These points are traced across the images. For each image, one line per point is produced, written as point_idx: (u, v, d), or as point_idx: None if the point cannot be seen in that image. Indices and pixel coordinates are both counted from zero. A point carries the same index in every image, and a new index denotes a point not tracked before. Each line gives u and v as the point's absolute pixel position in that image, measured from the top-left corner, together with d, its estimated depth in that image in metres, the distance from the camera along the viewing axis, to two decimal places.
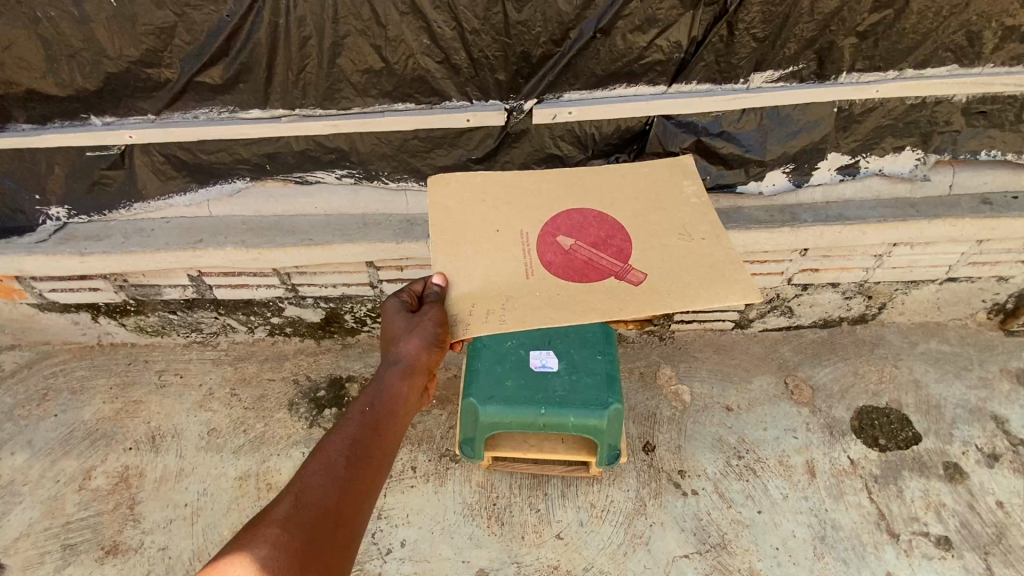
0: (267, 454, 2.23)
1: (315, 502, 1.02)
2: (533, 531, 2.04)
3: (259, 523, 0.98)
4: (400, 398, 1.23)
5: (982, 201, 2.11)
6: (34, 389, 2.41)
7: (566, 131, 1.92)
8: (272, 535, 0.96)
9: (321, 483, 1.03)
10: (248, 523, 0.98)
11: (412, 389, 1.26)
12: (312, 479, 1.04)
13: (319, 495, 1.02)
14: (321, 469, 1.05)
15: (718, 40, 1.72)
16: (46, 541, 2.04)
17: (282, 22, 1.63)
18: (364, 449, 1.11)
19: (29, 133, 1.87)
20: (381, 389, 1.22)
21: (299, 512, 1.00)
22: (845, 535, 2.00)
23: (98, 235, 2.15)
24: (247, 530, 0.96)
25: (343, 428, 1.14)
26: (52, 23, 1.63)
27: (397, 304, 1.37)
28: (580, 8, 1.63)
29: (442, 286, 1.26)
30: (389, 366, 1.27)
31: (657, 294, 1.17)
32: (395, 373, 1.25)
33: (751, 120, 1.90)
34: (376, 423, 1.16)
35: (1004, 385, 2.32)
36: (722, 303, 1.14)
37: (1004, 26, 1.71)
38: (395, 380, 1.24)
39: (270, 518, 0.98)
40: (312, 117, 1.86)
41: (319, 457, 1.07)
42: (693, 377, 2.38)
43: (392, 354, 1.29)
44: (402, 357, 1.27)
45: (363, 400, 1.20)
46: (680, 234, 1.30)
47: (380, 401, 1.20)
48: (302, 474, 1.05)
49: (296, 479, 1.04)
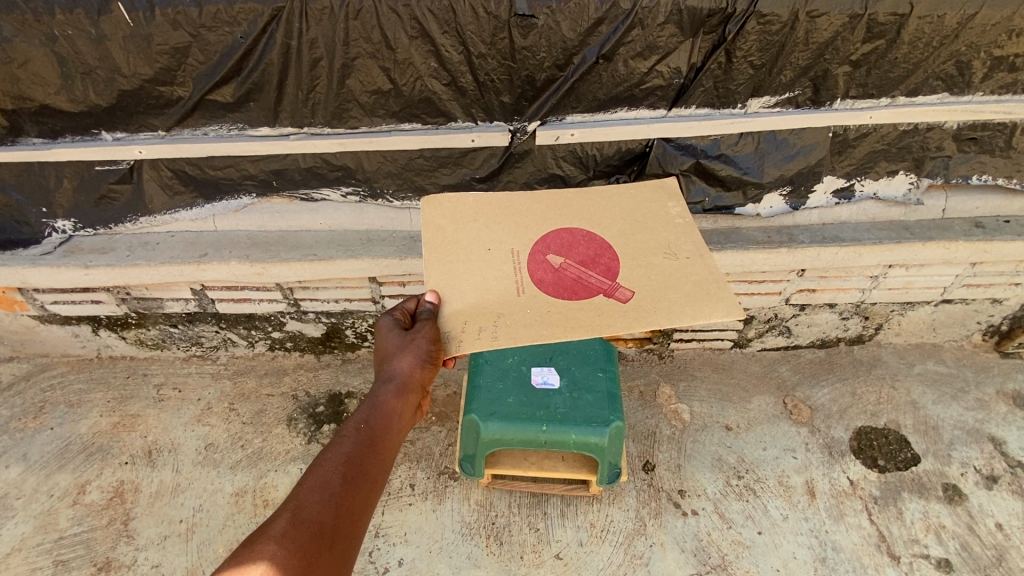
0: (264, 470, 2.21)
1: (312, 518, 1.01)
2: (532, 550, 2.02)
3: (256, 541, 0.97)
4: (395, 415, 1.23)
5: (975, 225, 2.15)
6: (31, 402, 2.39)
7: (568, 152, 1.96)
8: (271, 551, 0.96)
9: (319, 500, 1.04)
10: (244, 542, 0.97)
11: (407, 405, 1.26)
12: (309, 497, 1.04)
13: (317, 512, 1.02)
14: (318, 486, 1.05)
15: (717, 66, 1.76)
16: (38, 557, 2.01)
17: (295, 44, 1.67)
18: (361, 466, 1.11)
19: (40, 147, 1.90)
20: (378, 406, 1.23)
21: (297, 528, 1.00)
22: (845, 557, 2.00)
23: (104, 248, 2.16)
24: (244, 549, 0.96)
25: (339, 445, 1.13)
26: (68, 41, 1.66)
27: (390, 322, 1.38)
28: (584, 35, 1.68)
29: (436, 304, 1.27)
30: (385, 380, 1.28)
31: (644, 311, 1.18)
32: (392, 389, 1.26)
33: (749, 143, 1.94)
34: (373, 439, 1.16)
35: (1001, 407, 2.34)
36: (706, 320, 1.15)
37: (993, 57, 1.76)
38: (393, 395, 1.25)
39: (267, 535, 0.98)
40: (319, 135, 1.89)
41: (316, 474, 1.07)
42: (692, 397, 2.39)
43: (387, 369, 1.30)
44: (396, 374, 1.28)
45: (357, 417, 1.20)
46: (665, 252, 1.32)
47: (376, 418, 1.20)
48: (299, 490, 1.05)
49: (293, 496, 1.04)
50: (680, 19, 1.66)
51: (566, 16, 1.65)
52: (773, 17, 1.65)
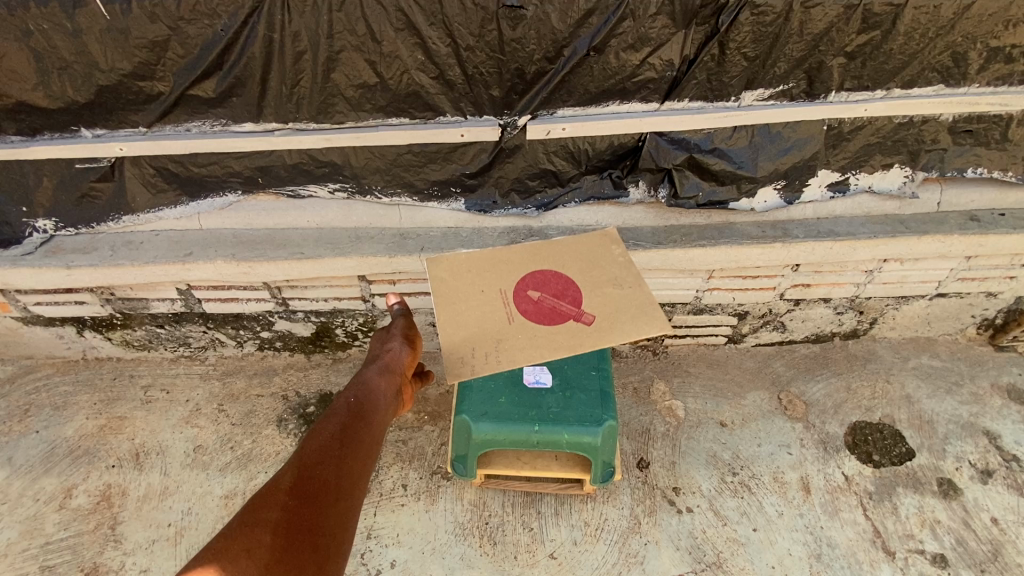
0: (254, 472, 2.18)
1: (317, 476, 0.99)
2: (526, 550, 2.01)
3: (264, 496, 0.94)
4: (382, 394, 1.24)
5: (970, 219, 2.13)
6: (15, 405, 2.35)
7: (560, 147, 1.93)
8: (281, 503, 0.93)
9: (322, 458, 1.01)
10: (252, 498, 0.93)
11: (391, 388, 1.28)
12: (313, 455, 1.01)
13: (321, 469, 1.00)
14: (320, 446, 1.04)
15: (710, 58, 1.73)
16: (24, 563, 1.98)
17: (277, 36, 1.63)
18: (358, 432, 1.10)
19: (18, 145, 1.85)
20: (365, 384, 1.24)
21: (303, 483, 0.97)
22: (841, 552, 1.99)
23: (86, 248, 2.11)
24: (252, 503, 0.92)
25: (334, 414, 1.12)
26: (44, 35, 1.61)
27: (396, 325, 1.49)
28: (574, 26, 1.64)
29: (388, 363, 1.33)
30: (370, 367, 1.31)
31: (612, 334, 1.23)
32: (375, 372, 1.29)
33: (743, 137, 1.91)
34: (366, 411, 1.16)
35: (995, 401, 2.33)
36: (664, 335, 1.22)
37: (989, 47, 1.73)
38: (377, 377, 1.28)
39: (275, 489, 0.95)
40: (305, 131, 1.85)
41: (316, 437, 1.06)
42: (687, 393, 2.37)
43: (372, 361, 1.35)
44: (381, 365, 1.32)
45: (348, 392, 1.20)
46: (615, 283, 1.35)
47: (366, 393, 1.21)
48: (302, 451, 1.03)
49: (296, 456, 1.01)
50: (672, 10, 1.62)
51: (555, 7, 1.61)
52: (767, 8, 1.61)
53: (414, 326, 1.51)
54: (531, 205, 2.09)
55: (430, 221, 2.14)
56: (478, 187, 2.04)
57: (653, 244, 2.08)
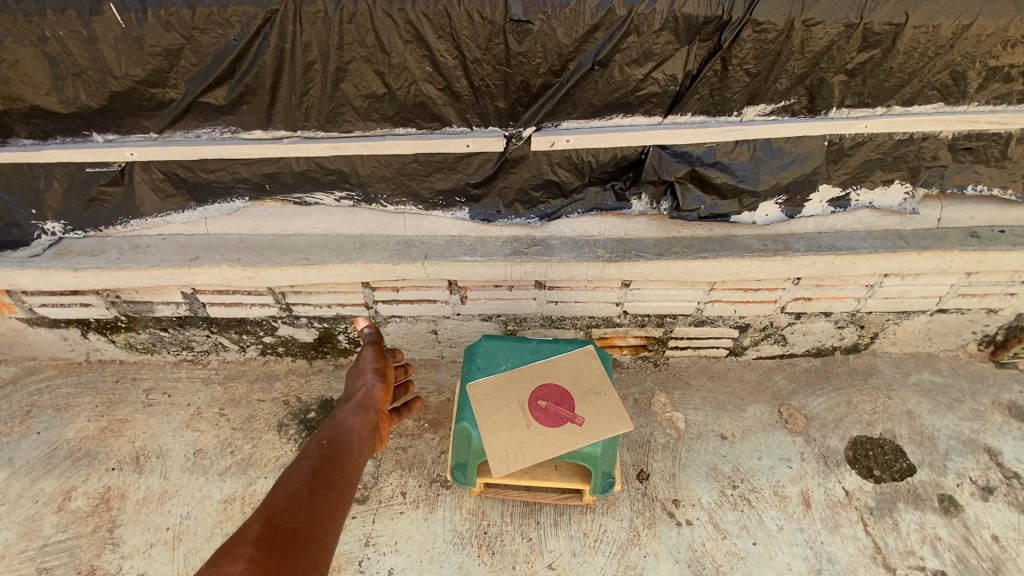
0: (254, 477, 2.18)
1: (284, 525, 1.00)
2: (525, 560, 2.00)
3: (230, 547, 0.94)
4: (354, 435, 1.30)
5: (969, 235, 2.14)
6: (18, 406, 2.36)
7: (564, 158, 1.95)
8: (246, 554, 0.93)
9: (290, 506, 1.04)
10: (218, 549, 0.94)
11: (365, 425, 1.37)
12: (281, 503, 1.04)
13: (289, 518, 1.01)
14: (289, 494, 1.06)
15: (713, 74, 1.76)
16: (21, 564, 1.98)
17: (288, 47, 1.66)
18: (327, 476, 1.13)
19: (29, 148, 1.88)
20: (338, 425, 1.32)
21: (270, 531, 0.98)
22: (841, 568, 1.98)
23: (94, 251, 2.14)
24: (218, 554, 0.92)
25: (304, 459, 1.16)
26: (60, 42, 1.65)
27: (362, 366, 1.61)
28: (580, 41, 1.67)
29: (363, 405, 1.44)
30: (343, 408, 1.42)
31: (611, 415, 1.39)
32: (349, 410, 1.40)
33: (745, 151, 1.92)
34: (335, 452, 1.21)
35: (996, 418, 2.33)
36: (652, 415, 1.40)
37: (988, 67, 1.76)
38: (351, 415, 1.38)
39: (241, 540, 0.95)
40: (314, 139, 1.87)
41: (286, 484, 1.08)
42: (688, 405, 2.37)
43: (346, 401, 1.46)
44: (351, 406, 1.42)
45: (320, 434, 1.26)
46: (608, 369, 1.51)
47: (338, 434, 1.27)
48: (270, 500, 1.04)
49: (264, 506, 1.03)
50: (676, 26, 1.65)
51: (561, 22, 1.64)
52: (769, 25, 1.65)
53: (381, 358, 1.65)
54: (534, 215, 2.11)
55: (434, 229, 2.16)
56: (482, 197, 2.06)
57: (655, 255, 2.10)
